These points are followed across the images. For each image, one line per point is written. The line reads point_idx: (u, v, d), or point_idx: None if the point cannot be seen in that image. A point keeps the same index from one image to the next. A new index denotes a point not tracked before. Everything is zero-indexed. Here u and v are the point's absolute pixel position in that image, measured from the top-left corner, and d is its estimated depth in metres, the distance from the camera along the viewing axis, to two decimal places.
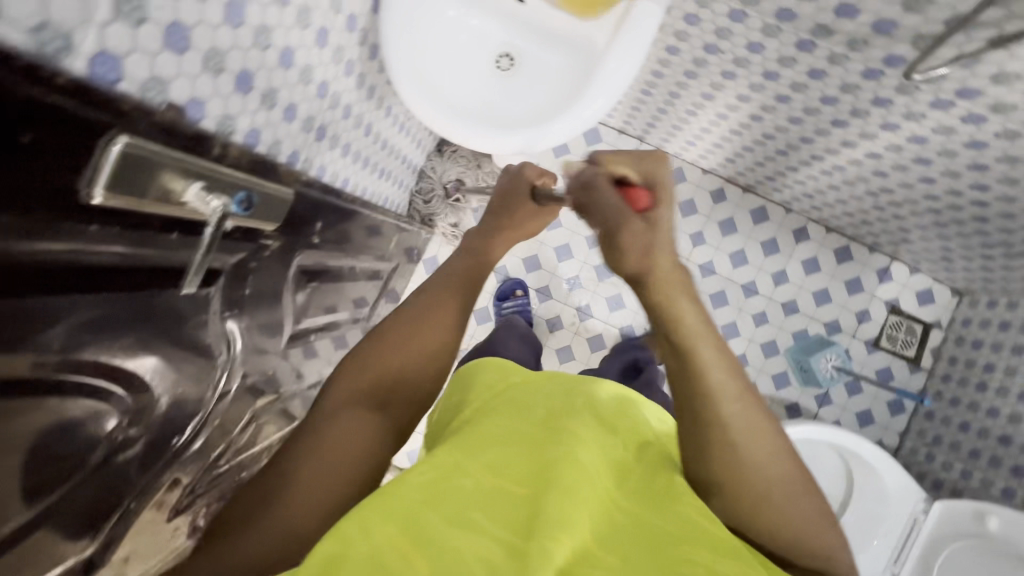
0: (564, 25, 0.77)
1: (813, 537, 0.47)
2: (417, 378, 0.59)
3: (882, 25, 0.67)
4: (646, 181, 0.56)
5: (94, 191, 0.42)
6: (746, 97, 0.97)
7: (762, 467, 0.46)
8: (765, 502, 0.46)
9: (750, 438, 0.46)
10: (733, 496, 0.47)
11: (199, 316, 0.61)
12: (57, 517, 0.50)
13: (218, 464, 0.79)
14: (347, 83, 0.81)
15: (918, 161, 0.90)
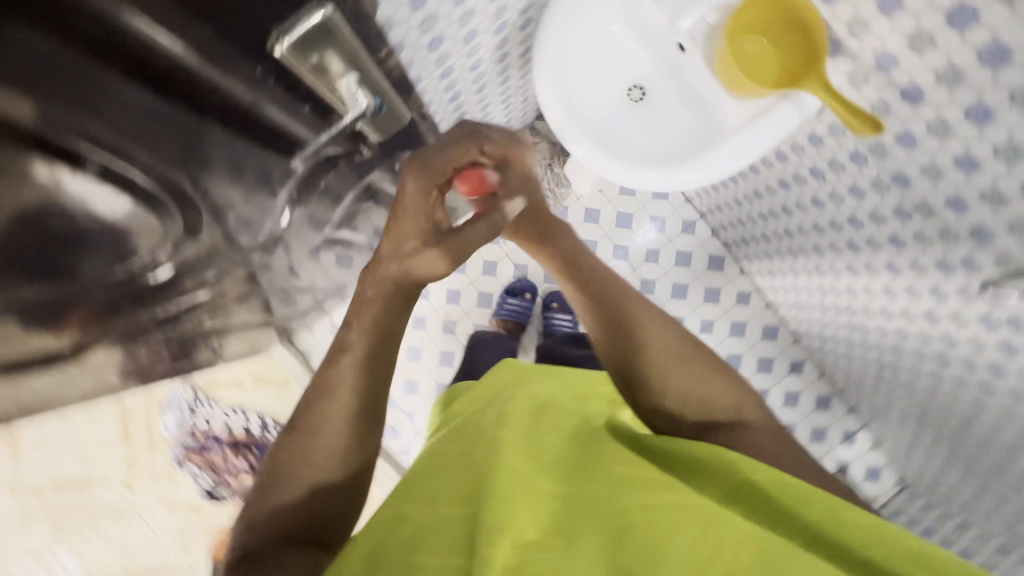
0: (707, 92, 0.79)
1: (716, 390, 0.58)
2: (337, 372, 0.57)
3: (977, 230, 0.70)
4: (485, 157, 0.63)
5: (283, 43, 0.51)
6: (821, 228, 1.01)
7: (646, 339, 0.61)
8: (667, 366, 0.59)
9: (643, 328, 0.60)
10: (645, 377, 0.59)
11: (293, 175, 0.70)
12: (70, 305, 0.53)
13: (197, 312, 0.80)
14: (492, 40, 0.82)
15: (939, 353, 0.92)
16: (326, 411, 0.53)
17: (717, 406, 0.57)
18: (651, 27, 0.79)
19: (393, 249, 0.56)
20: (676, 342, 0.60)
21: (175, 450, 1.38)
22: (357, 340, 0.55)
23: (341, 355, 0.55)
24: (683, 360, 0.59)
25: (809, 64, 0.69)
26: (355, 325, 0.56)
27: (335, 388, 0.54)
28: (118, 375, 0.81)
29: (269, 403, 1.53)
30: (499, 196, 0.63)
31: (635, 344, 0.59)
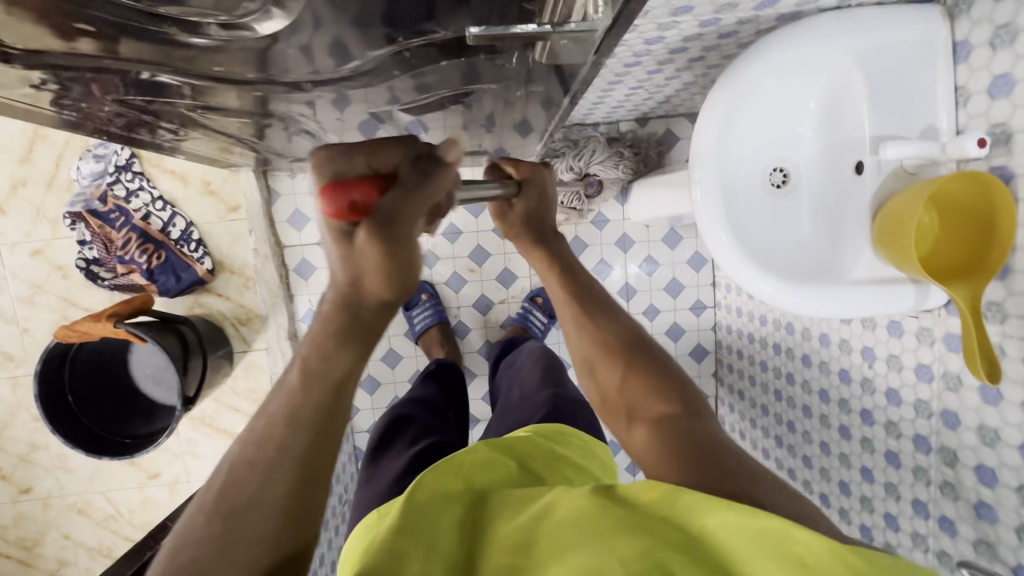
0: (856, 228, 0.70)
1: (670, 387, 0.66)
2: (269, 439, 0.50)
3: (982, 506, 0.68)
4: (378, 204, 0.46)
5: None
6: (826, 397, 0.97)
7: (626, 361, 0.70)
8: (637, 367, 0.69)
9: (623, 359, 0.70)
10: (635, 389, 0.68)
11: (428, 36, 0.52)
12: (78, 14, 0.45)
13: (195, 98, 0.64)
14: (690, 28, 0.68)
15: None
16: (243, 504, 0.48)
17: (651, 397, 0.66)
18: (846, 129, 0.70)
19: (343, 293, 0.49)
20: (636, 331, 0.74)
21: (76, 200, 1.22)
22: (283, 426, 0.50)
23: (268, 441, 0.50)
24: (632, 352, 0.71)
25: (976, 266, 0.61)
26: (285, 419, 0.51)
27: (260, 487, 0.48)
28: (56, 104, 0.63)
29: (205, 219, 1.31)
30: (397, 187, 0.47)
31: (592, 329, 0.74)
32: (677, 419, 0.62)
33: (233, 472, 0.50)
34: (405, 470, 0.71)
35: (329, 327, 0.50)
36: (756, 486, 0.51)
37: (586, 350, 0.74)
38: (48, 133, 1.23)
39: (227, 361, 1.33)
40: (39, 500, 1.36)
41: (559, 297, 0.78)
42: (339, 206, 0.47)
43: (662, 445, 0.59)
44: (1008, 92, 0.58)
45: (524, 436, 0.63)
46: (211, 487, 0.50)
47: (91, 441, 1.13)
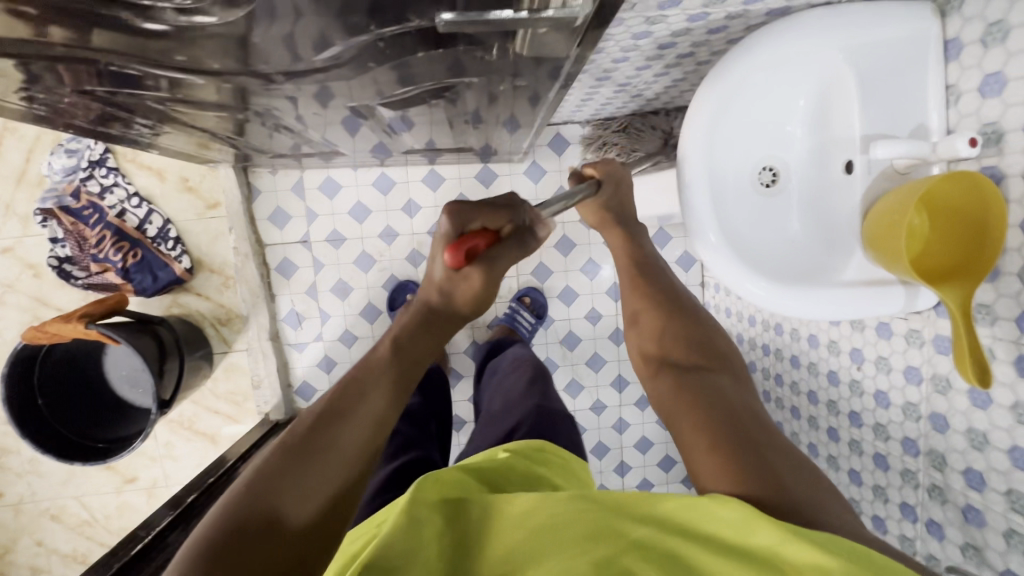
0: (846, 228, 0.69)
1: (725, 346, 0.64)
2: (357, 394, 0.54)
3: (970, 510, 0.67)
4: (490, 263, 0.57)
5: None
6: (814, 399, 0.96)
7: (688, 318, 0.69)
8: (703, 325, 0.68)
9: (677, 318, 0.69)
10: (689, 341, 0.65)
11: (402, 24, 0.50)
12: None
13: (162, 89, 0.61)
14: (679, 23, 0.67)
15: None
16: (328, 445, 0.50)
17: (690, 352, 0.64)
18: (836, 128, 0.69)
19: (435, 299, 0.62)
20: (685, 299, 0.73)
21: (46, 196, 1.16)
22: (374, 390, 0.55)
23: (355, 396, 0.54)
24: (686, 313, 0.70)
25: (968, 270, 0.60)
26: (370, 382, 0.55)
27: (341, 429, 0.51)
28: (20, 96, 0.60)
29: (184, 216, 1.27)
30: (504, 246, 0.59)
31: (644, 284, 0.76)
32: (720, 376, 0.59)
33: (321, 415, 0.52)
34: (379, 490, 0.70)
35: (413, 320, 0.62)
36: (775, 453, 0.49)
37: (635, 300, 0.75)
38: (17, 127, 1.19)
39: (206, 362, 1.29)
40: (9, 506, 1.31)
41: (622, 269, 0.80)
42: (456, 257, 0.55)
43: (690, 391, 0.57)
44: (1000, 91, 0.57)
45: (503, 458, 0.61)
46: (300, 423, 0.52)
47: (62, 447, 1.08)
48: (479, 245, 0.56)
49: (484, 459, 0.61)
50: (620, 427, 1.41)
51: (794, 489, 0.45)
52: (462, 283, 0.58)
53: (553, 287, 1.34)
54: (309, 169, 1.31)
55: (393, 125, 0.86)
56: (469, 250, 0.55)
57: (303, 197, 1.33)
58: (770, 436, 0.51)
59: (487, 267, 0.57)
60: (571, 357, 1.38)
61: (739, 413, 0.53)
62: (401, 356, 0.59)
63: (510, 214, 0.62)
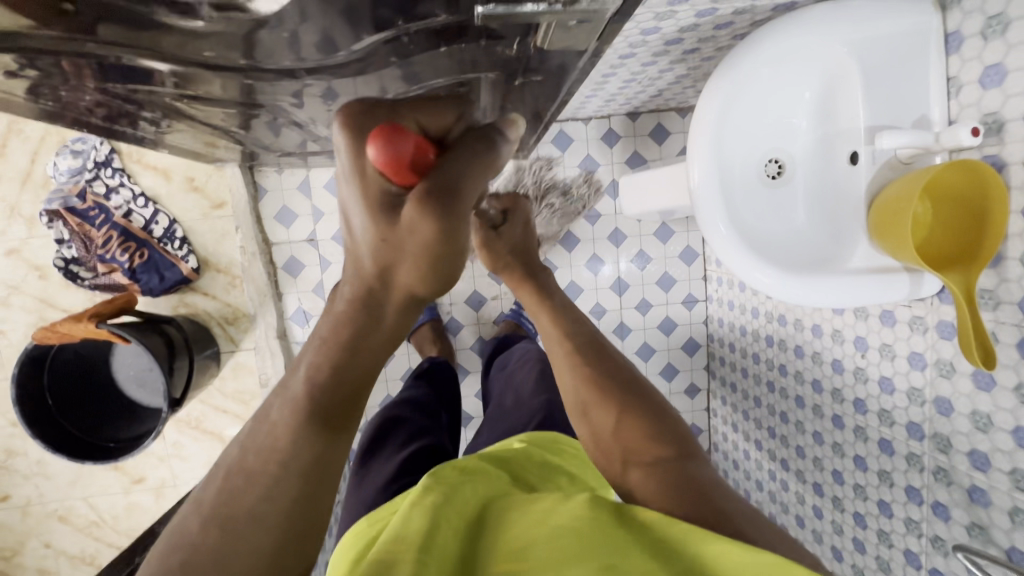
0: (851, 218, 0.70)
1: (672, 425, 0.60)
2: (272, 453, 0.46)
3: (975, 491, 0.69)
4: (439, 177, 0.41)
5: None
6: (818, 387, 0.98)
7: (636, 387, 0.65)
8: (647, 397, 0.63)
9: (624, 391, 0.64)
10: (635, 422, 0.60)
11: (429, 20, 0.51)
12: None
13: (179, 86, 0.62)
14: (688, 18, 0.68)
15: (855, 546, 0.94)
16: (244, 518, 0.44)
17: (649, 442, 0.58)
18: (841, 120, 0.71)
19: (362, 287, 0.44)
20: (631, 373, 0.67)
21: (52, 197, 1.16)
22: (285, 438, 0.46)
23: (267, 452, 0.46)
24: (633, 388, 0.65)
25: (968, 260, 0.62)
26: (285, 432, 0.46)
27: (263, 497, 0.45)
28: (33, 92, 0.61)
29: (189, 216, 1.28)
30: (456, 155, 0.44)
31: (582, 361, 0.69)
32: (673, 462, 0.55)
33: (232, 479, 0.46)
34: (392, 477, 0.69)
35: (342, 332, 0.45)
36: (753, 531, 0.47)
37: (578, 387, 0.66)
38: (22, 128, 1.19)
39: (214, 361, 1.30)
40: (17, 508, 1.31)
41: (554, 344, 0.73)
42: (394, 153, 0.40)
43: (666, 491, 0.52)
44: (1000, 82, 0.59)
45: (518, 448, 0.63)
46: (212, 484, 0.47)
47: (73, 447, 1.10)
48: (422, 154, 0.41)
49: (502, 449, 0.63)
50: None
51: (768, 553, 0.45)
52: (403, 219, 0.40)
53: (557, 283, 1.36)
54: (314, 168, 1.32)
55: None
56: (412, 152, 0.40)
57: (309, 196, 1.34)
58: (743, 513, 0.49)
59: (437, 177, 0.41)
60: None
61: (709, 495, 0.51)
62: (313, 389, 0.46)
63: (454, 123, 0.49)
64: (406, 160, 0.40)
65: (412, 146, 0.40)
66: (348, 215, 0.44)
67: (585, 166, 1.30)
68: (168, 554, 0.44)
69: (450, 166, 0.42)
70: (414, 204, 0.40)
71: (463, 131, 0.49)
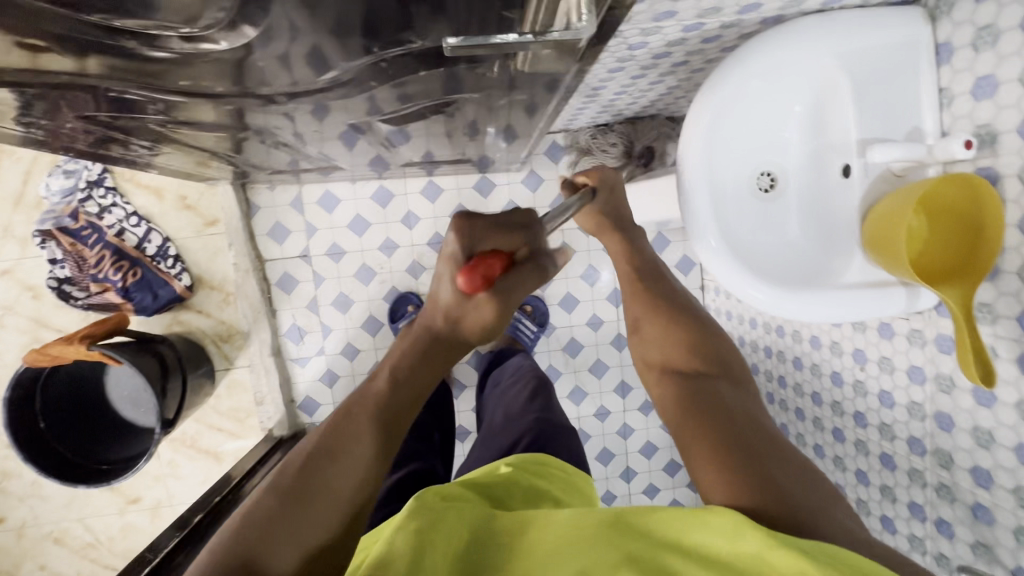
0: (845, 231, 0.69)
1: (726, 357, 0.63)
2: (351, 432, 0.50)
3: (979, 508, 0.68)
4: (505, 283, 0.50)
5: None
6: (818, 400, 0.96)
7: (696, 323, 0.68)
8: (705, 328, 0.67)
9: (682, 326, 0.68)
10: (696, 351, 0.64)
11: (403, 46, 0.51)
12: (27, 28, 0.42)
13: (162, 112, 0.61)
14: (674, 33, 0.68)
15: None
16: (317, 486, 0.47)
17: (695, 365, 0.62)
18: (832, 133, 0.70)
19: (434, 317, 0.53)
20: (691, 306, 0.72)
21: (45, 218, 1.16)
22: (367, 421, 0.50)
23: (355, 428, 0.50)
24: (690, 319, 0.69)
25: (965, 273, 0.60)
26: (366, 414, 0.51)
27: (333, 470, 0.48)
28: (16, 121, 0.61)
29: (183, 234, 1.27)
30: (522, 271, 0.53)
31: (645, 298, 0.73)
32: (720, 389, 0.58)
33: (315, 453, 0.49)
34: (381, 502, 0.69)
35: (415, 345, 0.54)
36: (780, 469, 0.47)
37: (636, 308, 0.73)
38: (14, 150, 1.19)
39: (208, 379, 1.29)
40: (12, 531, 1.30)
41: (623, 270, 0.80)
42: (477, 281, 0.49)
43: (700, 427, 0.53)
44: (992, 94, 0.58)
45: (504, 473, 0.61)
46: (291, 460, 0.49)
47: (65, 469, 1.08)
48: (496, 271, 0.50)
49: (487, 474, 0.62)
50: (625, 433, 1.41)
51: (801, 502, 0.45)
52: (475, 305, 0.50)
53: (553, 295, 1.35)
54: (307, 184, 1.32)
55: (393, 139, 0.84)
56: (485, 280, 0.49)
57: (302, 212, 1.34)
58: (775, 448, 0.50)
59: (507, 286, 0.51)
60: (575, 364, 1.38)
61: (744, 426, 0.52)
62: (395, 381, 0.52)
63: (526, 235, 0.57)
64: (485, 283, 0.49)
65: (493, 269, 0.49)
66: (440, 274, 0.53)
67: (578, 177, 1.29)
68: (248, 522, 0.45)
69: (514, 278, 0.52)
70: (483, 302, 0.49)
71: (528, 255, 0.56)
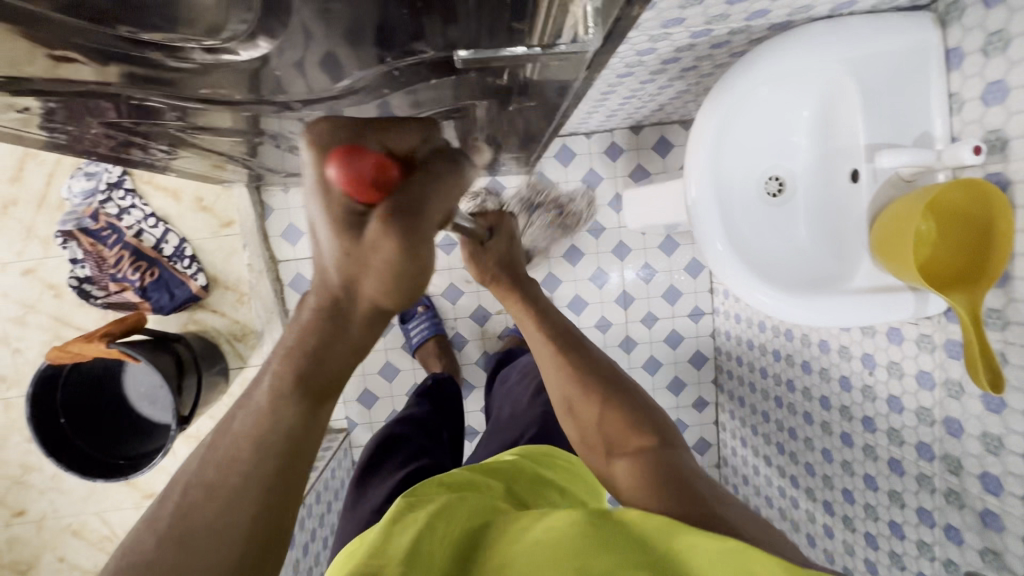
0: (853, 235, 0.69)
1: (647, 421, 0.64)
2: (235, 467, 0.43)
3: (988, 515, 0.67)
4: (405, 187, 0.38)
5: None
6: (826, 404, 0.96)
7: (613, 385, 0.68)
8: (621, 392, 0.67)
9: (605, 396, 0.67)
10: (621, 422, 0.64)
11: (415, 55, 0.52)
12: (55, 40, 0.44)
13: (182, 118, 0.63)
14: (682, 39, 0.68)
15: (869, 568, 0.91)
16: (197, 533, 0.41)
17: (629, 435, 0.62)
18: (840, 137, 0.70)
19: (330, 295, 0.41)
20: (614, 372, 0.71)
21: (67, 218, 1.18)
22: (256, 449, 0.43)
23: (235, 454, 0.43)
24: (611, 385, 0.68)
25: (973, 278, 0.61)
26: (255, 438, 0.43)
27: (215, 514, 0.42)
28: (41, 126, 0.62)
29: (199, 235, 1.30)
30: (424, 170, 0.41)
31: (569, 365, 0.70)
32: (653, 457, 0.59)
33: (190, 491, 0.43)
34: (387, 498, 0.70)
35: (307, 342, 0.43)
36: (722, 506, 0.51)
37: (561, 384, 0.70)
38: (38, 153, 1.22)
39: (223, 378, 1.31)
40: (33, 522, 1.33)
41: (535, 338, 0.75)
42: (354, 177, 0.36)
43: (659, 503, 0.52)
44: (1002, 99, 0.58)
45: (510, 460, 0.63)
46: (166, 502, 0.43)
47: (83, 464, 1.11)
48: (389, 167, 0.37)
49: (494, 460, 0.63)
50: None
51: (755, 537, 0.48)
52: (370, 235, 0.37)
53: (562, 297, 1.36)
54: None
55: None
56: (375, 172, 0.37)
57: None
58: (720, 498, 0.52)
59: (407, 190, 0.38)
60: None
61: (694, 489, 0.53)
62: (289, 400, 0.43)
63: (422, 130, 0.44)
64: (368, 178, 0.37)
65: (378, 164, 0.37)
66: (314, 233, 0.40)
67: (587, 180, 1.30)
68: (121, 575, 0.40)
69: (418, 179, 0.39)
70: (378, 224, 0.37)
71: (430, 152, 0.43)
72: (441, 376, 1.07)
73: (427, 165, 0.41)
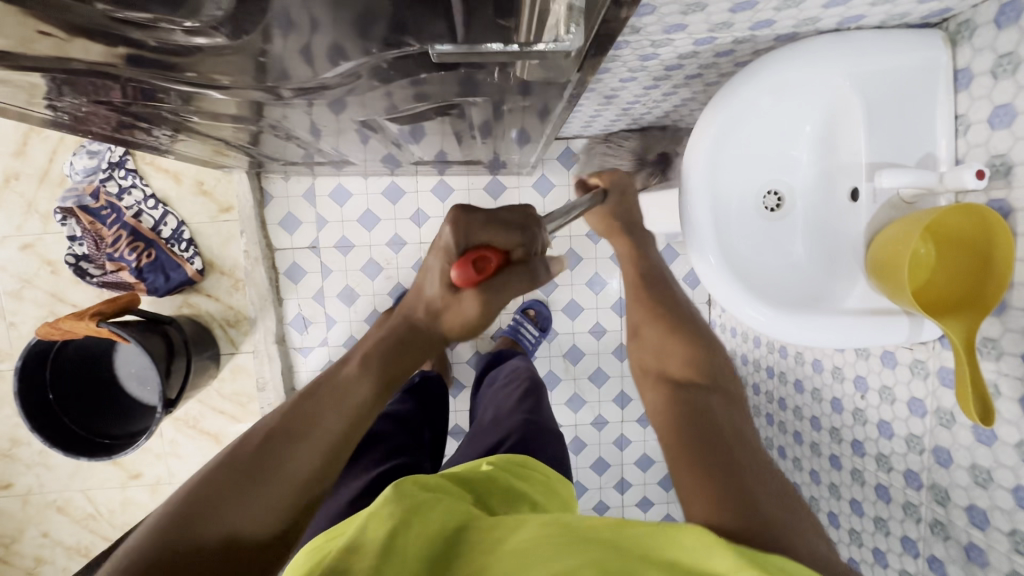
0: (849, 255, 0.68)
1: (711, 361, 0.63)
2: (311, 424, 0.53)
3: (973, 549, 0.66)
4: (492, 285, 0.52)
5: None
6: (817, 425, 0.94)
7: (682, 323, 0.69)
8: (692, 331, 0.68)
9: (672, 331, 0.68)
10: (687, 357, 0.64)
11: (404, 48, 0.50)
12: (37, 16, 0.43)
13: (176, 102, 0.63)
14: (686, 46, 0.67)
15: None
16: (273, 467, 0.50)
17: (686, 371, 0.62)
18: (842, 154, 0.69)
19: (427, 314, 0.57)
20: (688, 312, 0.72)
21: (68, 195, 1.19)
22: (335, 415, 0.53)
23: (312, 418, 0.53)
24: (684, 326, 0.69)
25: (972, 301, 0.59)
26: (333, 405, 0.54)
27: (292, 453, 0.51)
28: (43, 105, 0.63)
29: (198, 219, 1.30)
30: (511, 271, 0.53)
31: (647, 304, 0.73)
32: (707, 397, 0.58)
33: (272, 433, 0.52)
34: (360, 495, 0.69)
35: (394, 337, 0.58)
36: (756, 480, 0.48)
37: (637, 313, 0.73)
38: (42, 128, 1.23)
39: (213, 363, 1.31)
40: (18, 496, 1.34)
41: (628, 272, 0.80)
42: (465, 276, 0.50)
43: (688, 442, 0.52)
44: (1009, 123, 0.56)
45: (486, 472, 0.61)
46: (247, 441, 0.51)
47: (69, 440, 1.11)
48: (486, 270, 0.51)
49: (469, 471, 0.62)
50: (621, 444, 1.40)
51: (776, 519, 0.44)
52: (459, 300, 0.53)
53: (558, 300, 1.34)
54: (320, 177, 1.34)
55: (402, 138, 0.85)
56: (479, 271, 0.51)
57: (314, 204, 1.36)
58: (753, 462, 0.50)
59: (492, 285, 0.52)
60: (574, 371, 1.37)
61: (733, 447, 0.52)
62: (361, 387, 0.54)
63: (525, 233, 0.56)
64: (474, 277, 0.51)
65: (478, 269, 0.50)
66: (433, 266, 0.56)
67: None
68: (202, 482, 0.49)
69: (503, 279, 0.53)
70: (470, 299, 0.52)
71: (523, 250, 0.56)
72: (429, 374, 1.06)
73: (515, 265, 0.54)
